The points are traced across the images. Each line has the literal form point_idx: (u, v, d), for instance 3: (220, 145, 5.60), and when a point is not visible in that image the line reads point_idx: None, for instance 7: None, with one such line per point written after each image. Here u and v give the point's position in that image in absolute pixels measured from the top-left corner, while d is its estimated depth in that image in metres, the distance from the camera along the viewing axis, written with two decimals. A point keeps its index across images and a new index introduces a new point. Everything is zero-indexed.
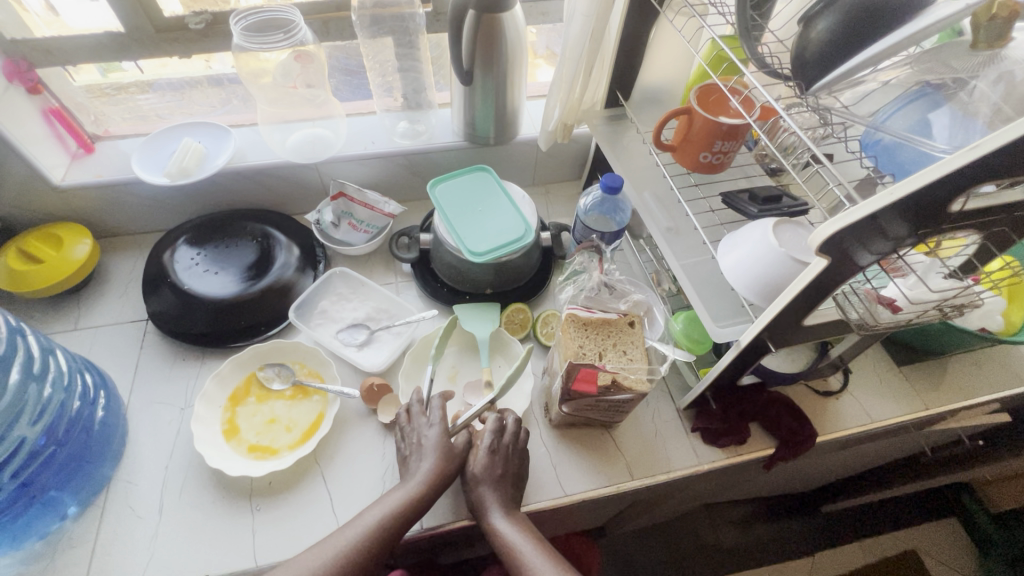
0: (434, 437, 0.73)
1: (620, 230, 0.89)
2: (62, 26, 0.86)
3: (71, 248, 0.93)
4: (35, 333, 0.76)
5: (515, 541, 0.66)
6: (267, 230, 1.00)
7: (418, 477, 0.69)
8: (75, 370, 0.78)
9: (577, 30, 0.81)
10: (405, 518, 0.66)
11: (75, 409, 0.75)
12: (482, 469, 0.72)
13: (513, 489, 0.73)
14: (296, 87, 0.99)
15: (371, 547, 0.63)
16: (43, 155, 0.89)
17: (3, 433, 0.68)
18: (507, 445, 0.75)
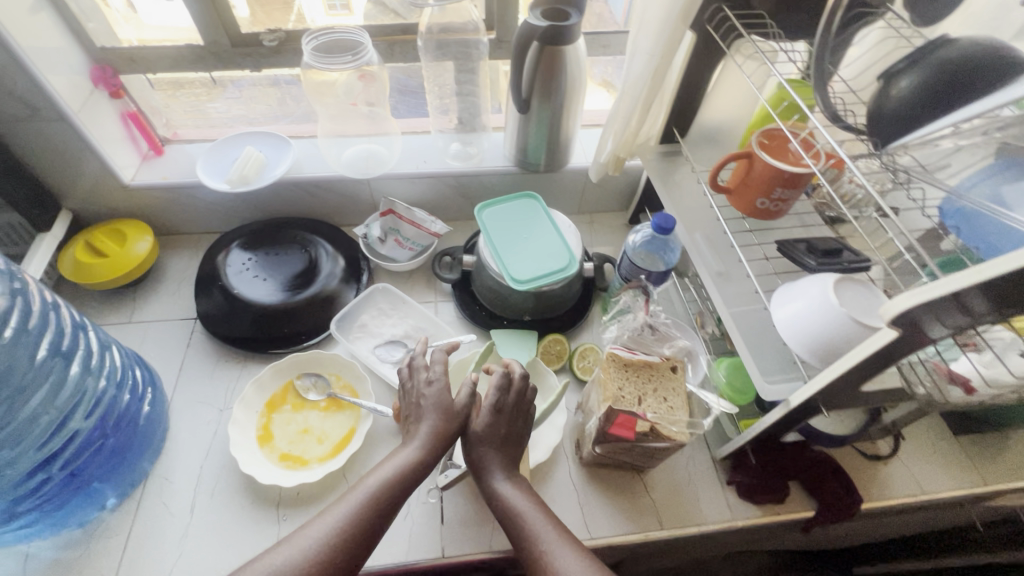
0: (436, 396, 0.70)
1: (668, 271, 0.85)
2: (139, 23, 0.90)
3: (133, 244, 0.97)
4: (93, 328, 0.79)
5: (519, 505, 0.65)
6: (317, 240, 1.02)
7: (419, 439, 0.67)
8: (128, 366, 0.81)
9: (640, 67, 0.81)
10: (408, 483, 0.64)
11: (124, 403, 0.78)
12: (485, 428, 0.70)
13: (516, 449, 0.71)
14: (356, 104, 1.01)
15: (374, 516, 0.60)
16: (117, 156, 0.94)
17: (59, 424, 0.71)
18: (511, 405, 0.72)
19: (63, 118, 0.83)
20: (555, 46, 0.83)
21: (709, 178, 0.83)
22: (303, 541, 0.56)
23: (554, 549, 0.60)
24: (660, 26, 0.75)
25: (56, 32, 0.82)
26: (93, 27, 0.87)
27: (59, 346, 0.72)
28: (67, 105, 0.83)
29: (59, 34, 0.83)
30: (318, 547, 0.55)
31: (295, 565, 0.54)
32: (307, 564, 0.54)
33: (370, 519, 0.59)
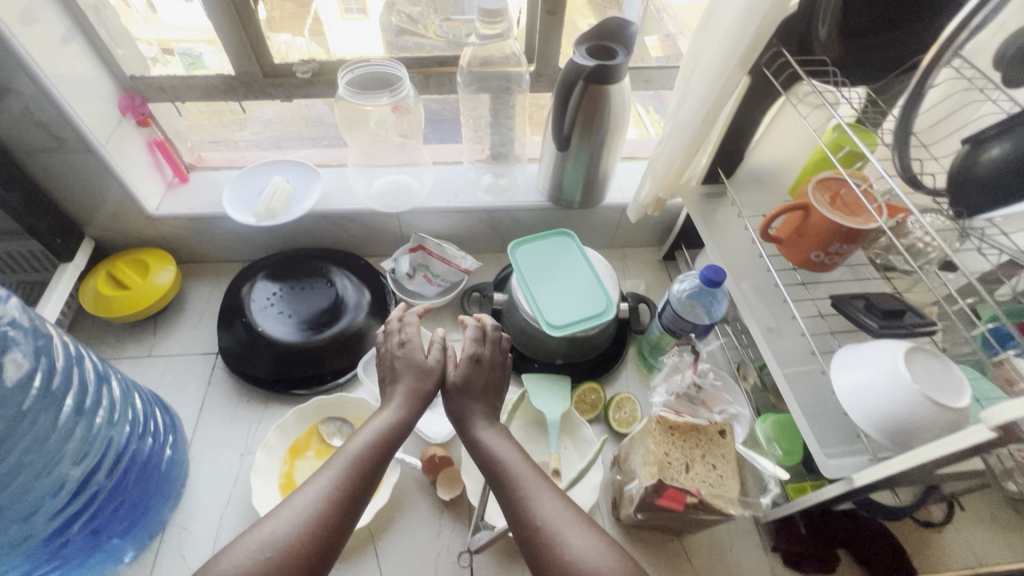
0: (409, 357, 0.69)
1: (712, 324, 0.81)
2: (158, 23, 0.85)
3: (155, 275, 0.94)
4: (113, 375, 0.74)
5: (502, 451, 0.62)
6: (342, 273, 0.99)
7: (396, 401, 0.65)
8: (150, 414, 0.77)
9: (692, 112, 0.76)
10: (391, 441, 0.62)
11: (147, 453, 0.74)
12: (463, 380, 0.68)
13: (495, 398, 0.70)
14: (389, 135, 1.00)
15: (359, 476, 0.56)
16: (143, 185, 0.91)
17: (81, 485, 0.67)
18: (487, 359, 0.71)
19: (89, 149, 0.81)
20: (600, 84, 0.80)
21: (760, 227, 0.79)
22: (288, 513, 0.52)
23: (539, 491, 0.57)
24: (716, 72, 0.70)
25: (85, 62, 0.79)
26: (122, 54, 0.85)
27: (82, 403, 0.67)
28: (95, 136, 0.80)
29: (88, 63, 0.80)
30: (306, 517, 0.52)
31: (282, 537, 0.50)
32: (295, 536, 0.50)
33: (356, 482, 0.56)
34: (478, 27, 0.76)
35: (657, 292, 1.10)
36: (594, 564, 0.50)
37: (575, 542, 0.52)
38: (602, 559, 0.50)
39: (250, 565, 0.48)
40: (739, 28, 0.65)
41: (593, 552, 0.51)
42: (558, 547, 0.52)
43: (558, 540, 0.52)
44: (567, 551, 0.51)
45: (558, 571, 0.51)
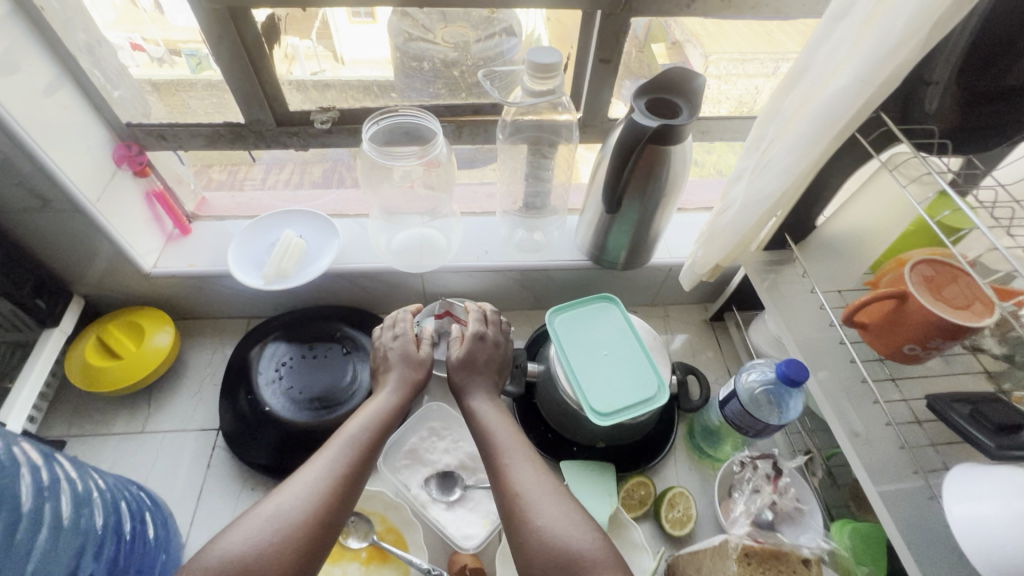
0: (402, 349, 0.74)
1: (783, 425, 0.70)
2: (167, 22, 0.71)
3: (150, 340, 0.84)
4: (90, 488, 0.59)
5: (491, 425, 0.68)
6: (360, 341, 0.89)
7: (393, 386, 0.71)
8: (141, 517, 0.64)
9: (774, 187, 0.65)
10: (387, 421, 0.67)
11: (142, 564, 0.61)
12: (463, 357, 0.74)
13: (495, 373, 0.77)
14: (412, 187, 0.86)
15: (360, 455, 0.61)
16: (139, 242, 0.81)
17: None
18: (487, 338, 0.77)
19: (79, 209, 0.71)
20: (661, 145, 0.70)
21: (845, 311, 0.68)
22: (296, 490, 0.56)
23: (518, 464, 0.64)
24: (805, 146, 0.60)
25: (76, 110, 0.70)
26: (119, 96, 0.76)
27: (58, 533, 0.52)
28: (85, 195, 0.71)
29: (80, 111, 0.71)
30: (313, 494, 0.56)
31: (293, 512, 0.54)
32: (304, 511, 0.55)
33: (357, 461, 0.61)
34: (527, 81, 0.67)
35: (704, 358, 1.00)
36: (564, 535, 0.57)
37: (548, 513, 0.58)
38: (571, 531, 0.57)
39: (263, 536, 0.52)
40: (844, 98, 0.55)
41: (564, 523, 0.57)
42: (531, 518, 0.58)
43: (531, 511, 0.59)
44: (540, 521, 0.58)
45: (535, 538, 0.57)
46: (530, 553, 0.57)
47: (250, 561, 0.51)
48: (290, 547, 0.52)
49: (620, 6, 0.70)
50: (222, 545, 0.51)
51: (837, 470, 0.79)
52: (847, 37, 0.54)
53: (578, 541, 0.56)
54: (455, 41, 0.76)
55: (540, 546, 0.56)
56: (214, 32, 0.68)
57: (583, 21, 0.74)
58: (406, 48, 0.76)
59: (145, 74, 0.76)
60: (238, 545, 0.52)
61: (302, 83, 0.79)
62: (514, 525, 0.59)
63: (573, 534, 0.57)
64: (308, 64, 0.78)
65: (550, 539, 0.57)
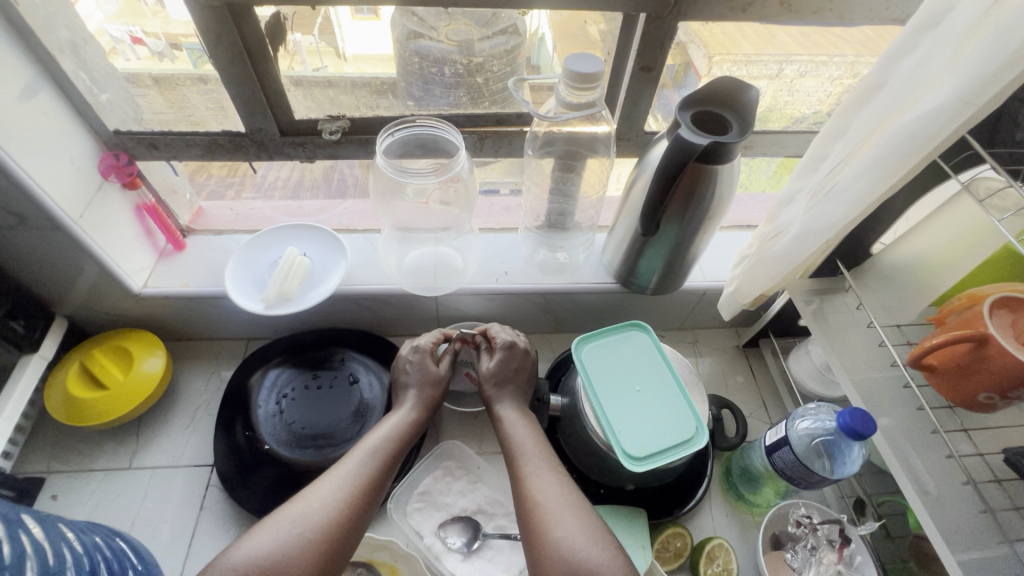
0: (421, 361, 0.72)
1: (839, 480, 0.62)
2: (167, 18, 0.63)
3: (138, 367, 0.77)
4: (62, 552, 0.51)
5: (516, 433, 0.65)
6: (367, 368, 0.82)
7: (413, 402, 0.69)
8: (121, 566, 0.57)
9: (837, 216, 0.58)
10: (406, 433, 0.65)
11: None
12: (495, 367, 0.71)
13: (526, 384, 0.73)
14: (428, 203, 0.78)
15: (382, 464, 0.60)
16: (127, 261, 0.74)
17: None
18: (517, 347, 0.74)
19: (59, 227, 0.63)
20: (707, 163, 0.62)
21: (916, 351, 0.61)
22: (314, 496, 0.55)
23: (540, 473, 0.60)
24: (883, 175, 0.52)
25: (57, 117, 0.63)
26: (106, 100, 0.68)
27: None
28: (65, 212, 0.63)
29: (62, 118, 0.64)
30: (333, 499, 0.55)
31: (311, 517, 0.53)
32: (322, 516, 0.53)
33: (378, 470, 0.59)
34: (563, 91, 0.61)
35: (737, 388, 0.93)
36: (585, 552, 0.52)
37: (568, 524, 0.54)
38: (593, 548, 0.52)
39: (279, 541, 0.51)
40: (937, 121, 0.47)
41: (584, 537, 0.53)
42: (550, 528, 0.54)
43: (550, 522, 0.54)
44: (559, 531, 0.54)
45: (549, 550, 0.53)
46: (548, 568, 0.52)
47: (268, 563, 0.49)
48: (307, 554, 0.51)
49: (667, 9, 0.62)
50: (236, 549, 0.50)
51: (891, 522, 0.72)
52: (942, 51, 0.46)
53: (597, 557, 0.52)
54: (459, 38, 0.68)
55: (558, 562, 0.52)
56: (212, 34, 0.60)
57: (623, 24, 0.67)
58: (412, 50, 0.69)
59: (142, 69, 0.68)
60: (252, 549, 0.50)
61: (304, 80, 0.71)
62: (532, 536, 0.55)
63: (596, 546, 0.52)
64: (310, 60, 0.70)
65: (569, 552, 0.52)
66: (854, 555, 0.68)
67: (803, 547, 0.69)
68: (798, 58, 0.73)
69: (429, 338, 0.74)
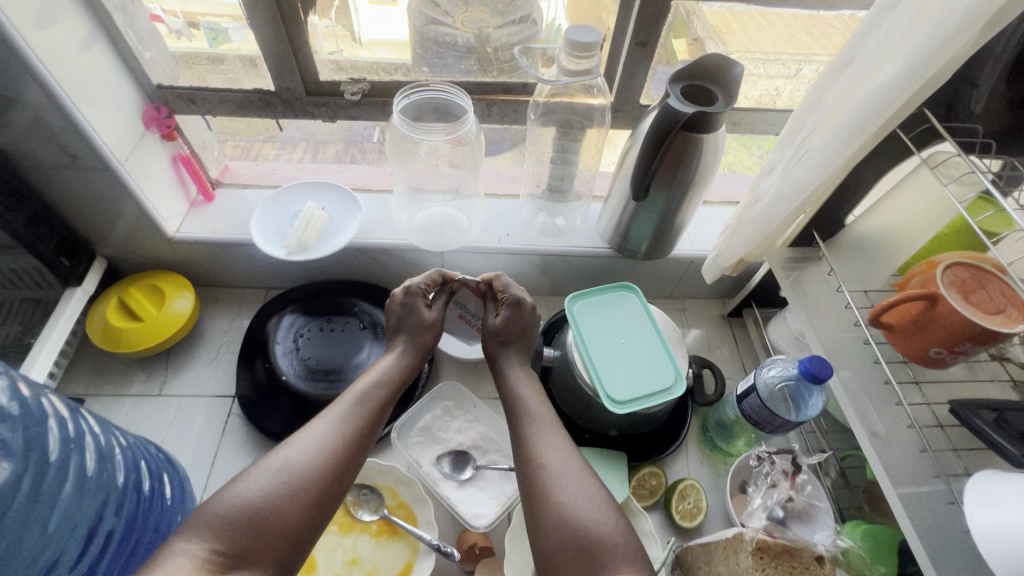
0: (413, 309, 0.75)
1: (800, 422, 0.69)
2: None
3: (170, 305, 0.85)
4: (113, 444, 0.61)
5: (520, 391, 0.71)
6: (376, 316, 0.89)
7: (404, 347, 0.73)
8: (140, 458, 0.65)
9: (801, 181, 0.65)
10: (397, 379, 0.69)
11: (148, 488, 0.63)
12: (502, 325, 0.75)
13: (530, 341, 0.77)
14: (437, 165, 0.85)
15: (371, 411, 0.63)
16: (163, 205, 0.81)
17: (92, 527, 0.56)
18: (524, 305, 0.77)
19: (107, 169, 0.71)
20: (693, 132, 0.68)
21: (871, 313, 0.67)
22: (301, 445, 0.57)
23: (543, 435, 0.64)
24: (847, 140, 0.59)
25: (109, 69, 0.70)
26: (150, 57, 0.75)
27: (83, 484, 0.55)
28: (114, 155, 0.71)
29: (113, 71, 0.71)
30: (320, 449, 0.57)
31: (299, 466, 0.55)
32: (310, 465, 0.56)
33: (368, 417, 0.63)
34: (563, 59, 0.67)
35: (719, 352, 0.99)
36: (587, 515, 0.56)
37: (571, 490, 0.58)
38: (596, 513, 0.56)
39: (270, 487, 0.53)
40: (892, 91, 0.53)
41: (587, 503, 0.57)
42: (555, 493, 0.58)
43: (555, 486, 0.58)
44: (562, 496, 0.58)
45: (549, 510, 0.58)
46: (549, 528, 0.56)
47: (261, 508, 0.52)
48: (297, 499, 0.54)
49: None
50: (226, 493, 0.52)
51: (850, 472, 0.79)
52: (898, 29, 0.52)
53: (597, 520, 0.56)
54: (474, 26, 0.77)
55: (560, 522, 0.56)
56: None
57: (622, 2, 0.73)
58: (423, 27, 0.76)
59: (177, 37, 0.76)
60: (244, 495, 0.53)
61: (328, 45, 0.78)
62: (538, 497, 0.59)
63: (592, 513, 0.56)
64: (326, 43, 0.78)
65: (572, 516, 0.56)
66: (805, 483, 0.75)
67: (762, 477, 0.76)
68: (783, 44, 0.80)
69: (424, 279, 0.78)
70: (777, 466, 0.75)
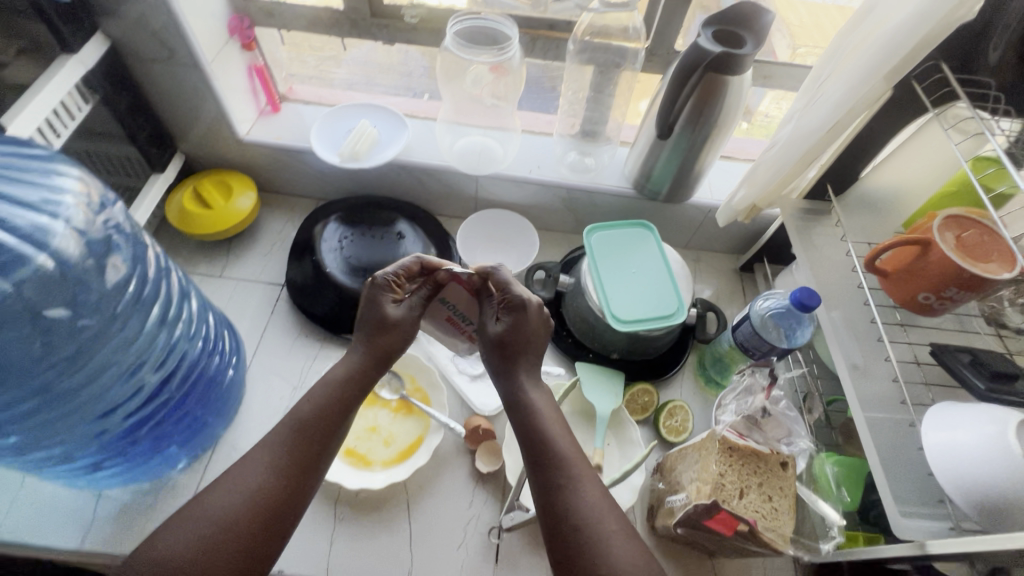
0: (380, 308, 0.64)
1: (788, 350, 0.76)
2: None
3: (236, 200, 0.96)
4: (190, 291, 0.75)
5: (539, 415, 0.60)
6: (413, 230, 0.98)
7: (365, 348, 0.63)
8: (204, 316, 0.76)
9: (818, 121, 0.69)
10: (349, 390, 0.61)
11: (210, 333, 0.77)
12: (501, 333, 0.63)
13: (540, 349, 0.65)
14: (482, 95, 0.96)
15: (308, 435, 0.58)
16: (238, 109, 0.92)
17: (170, 345, 0.71)
18: (531, 308, 0.64)
19: (196, 65, 0.82)
20: (720, 75, 0.74)
21: (866, 258, 0.72)
22: (230, 487, 0.53)
23: (577, 482, 0.56)
24: (859, 82, 0.63)
25: None
26: None
27: (167, 312, 0.70)
28: (203, 53, 0.81)
29: None
30: (250, 492, 0.53)
31: (226, 512, 0.52)
32: (236, 513, 0.52)
33: (306, 444, 0.57)
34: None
35: (727, 302, 1.05)
36: None
37: (617, 556, 0.51)
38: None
39: (195, 537, 0.51)
40: (905, 31, 0.58)
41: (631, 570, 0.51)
42: (597, 559, 0.51)
43: (596, 551, 0.52)
44: (603, 564, 0.51)
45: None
46: None
47: (191, 558, 0.50)
48: (224, 549, 0.51)
49: None
50: (154, 542, 0.51)
51: (834, 414, 0.84)
52: None
53: None
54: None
55: None
56: None
57: None
58: None
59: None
60: (169, 542, 0.51)
61: None
62: (575, 560, 0.52)
63: None
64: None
65: None
66: (780, 399, 0.73)
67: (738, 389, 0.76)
68: (818, 19, 0.88)
69: (397, 267, 0.66)
70: (754, 377, 0.74)
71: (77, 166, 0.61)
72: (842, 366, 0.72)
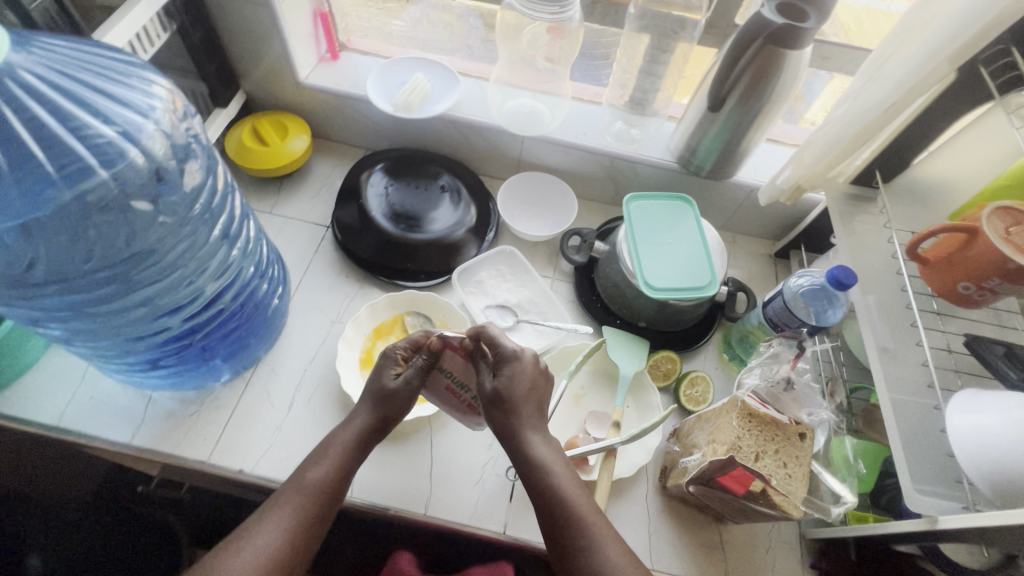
0: (379, 378, 0.66)
1: (817, 327, 0.79)
2: None
3: (290, 140, 1.00)
4: (248, 218, 0.80)
5: (552, 469, 0.59)
6: (456, 184, 1.01)
7: (368, 412, 0.65)
8: (258, 240, 0.82)
9: (876, 100, 0.69)
10: (353, 458, 0.63)
11: (261, 253, 0.82)
12: (496, 389, 0.61)
13: (540, 404, 0.63)
14: (536, 57, 1.00)
15: (316, 501, 0.59)
16: (300, 51, 0.96)
17: (228, 264, 0.76)
18: (524, 358, 0.63)
19: (267, 3, 0.85)
20: (780, 48, 0.74)
21: (908, 244, 0.71)
22: (243, 554, 0.54)
23: (602, 541, 0.56)
24: (922, 60, 0.63)
25: None
26: None
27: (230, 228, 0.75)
28: None
29: None
30: (260, 559, 0.54)
31: None
32: None
33: (314, 511, 0.58)
34: None
35: (758, 285, 1.05)
36: None
37: None
38: None
39: None
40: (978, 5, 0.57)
41: None
42: None
43: None
44: None
45: None
46: None
47: None
48: None
49: None
50: None
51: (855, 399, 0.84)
52: None
53: None
54: None
55: None
56: None
57: None
58: None
59: None
60: None
61: None
62: None
63: None
64: None
65: None
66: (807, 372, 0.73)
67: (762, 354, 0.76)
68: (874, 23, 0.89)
69: (405, 341, 0.67)
70: (782, 345, 0.74)
71: (166, 78, 0.67)
72: (871, 348, 0.72)
